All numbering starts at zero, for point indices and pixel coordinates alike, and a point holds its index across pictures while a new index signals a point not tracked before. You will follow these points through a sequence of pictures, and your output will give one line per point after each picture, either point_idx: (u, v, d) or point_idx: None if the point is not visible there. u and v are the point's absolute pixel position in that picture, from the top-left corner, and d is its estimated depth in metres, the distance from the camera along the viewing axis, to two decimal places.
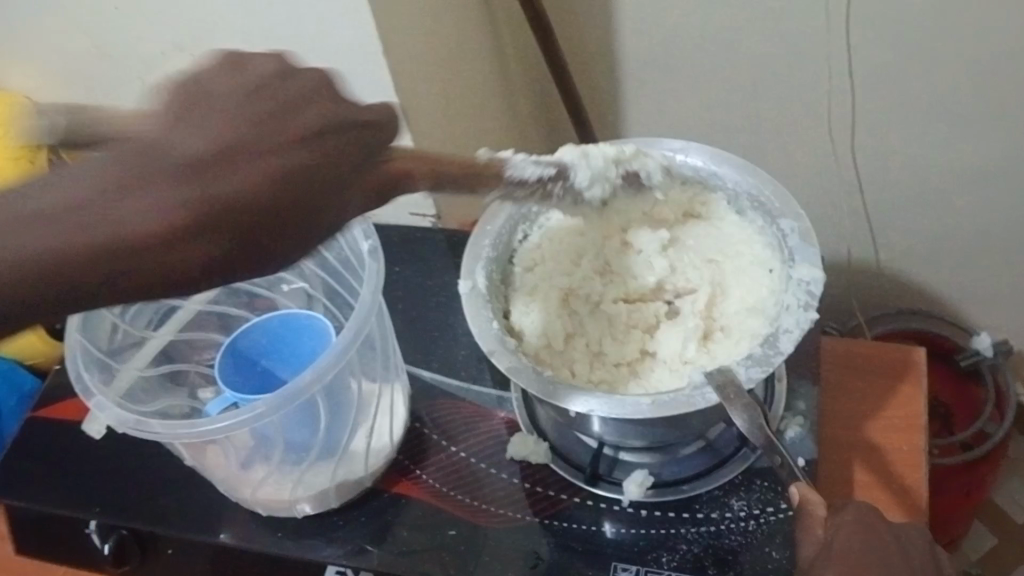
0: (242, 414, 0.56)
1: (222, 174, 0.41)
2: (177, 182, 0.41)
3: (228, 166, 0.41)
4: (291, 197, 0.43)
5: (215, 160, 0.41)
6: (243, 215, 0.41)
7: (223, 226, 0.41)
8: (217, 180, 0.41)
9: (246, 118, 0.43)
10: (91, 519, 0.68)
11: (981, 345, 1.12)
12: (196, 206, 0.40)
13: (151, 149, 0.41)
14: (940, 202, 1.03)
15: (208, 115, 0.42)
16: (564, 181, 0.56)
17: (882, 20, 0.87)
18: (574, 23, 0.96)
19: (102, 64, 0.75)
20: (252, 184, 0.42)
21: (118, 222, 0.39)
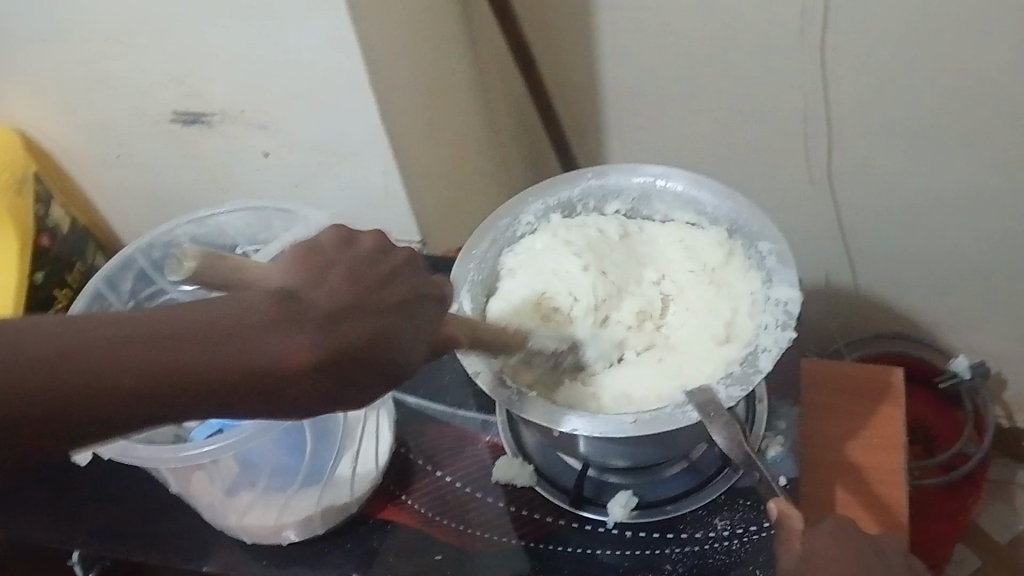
0: (229, 439, 0.56)
1: (283, 330, 0.40)
2: (238, 341, 0.39)
3: (287, 325, 0.40)
4: (341, 361, 0.41)
5: (287, 318, 0.40)
6: (292, 370, 0.40)
7: (273, 374, 0.39)
8: (269, 338, 0.39)
9: (331, 287, 0.42)
10: (77, 548, 0.68)
11: (959, 367, 1.13)
12: (258, 359, 0.39)
13: (240, 302, 0.40)
14: (916, 228, 1.05)
15: (316, 276, 0.43)
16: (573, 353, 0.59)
17: (854, 52, 0.89)
18: (556, 53, 0.98)
19: (93, 95, 0.76)
20: (323, 342, 0.40)
21: (194, 353, 0.39)
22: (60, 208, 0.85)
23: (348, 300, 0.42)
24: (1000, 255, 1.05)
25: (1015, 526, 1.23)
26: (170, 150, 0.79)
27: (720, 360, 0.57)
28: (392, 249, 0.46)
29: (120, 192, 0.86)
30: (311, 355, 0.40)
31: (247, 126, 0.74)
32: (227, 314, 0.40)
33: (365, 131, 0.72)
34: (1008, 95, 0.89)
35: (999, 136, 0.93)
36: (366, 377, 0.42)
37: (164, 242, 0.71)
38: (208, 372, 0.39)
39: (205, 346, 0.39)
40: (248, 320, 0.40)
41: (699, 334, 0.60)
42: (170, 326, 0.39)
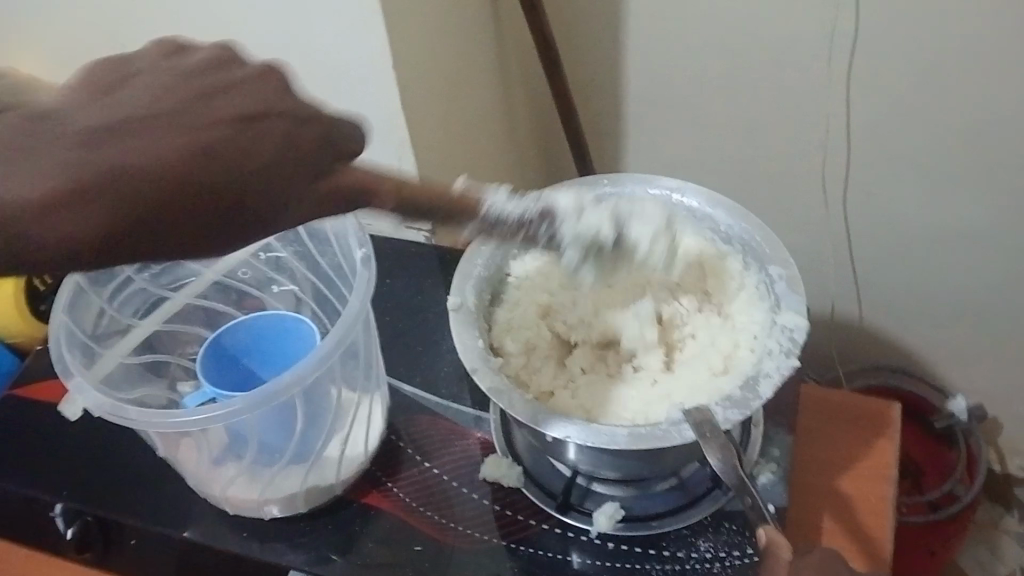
0: (219, 411, 0.55)
1: (140, 150, 0.40)
2: (79, 152, 0.39)
3: (171, 136, 0.41)
4: (211, 183, 0.40)
5: (130, 139, 0.40)
6: (152, 193, 0.39)
7: (132, 196, 0.39)
8: (132, 157, 0.39)
9: (172, 103, 0.42)
10: (58, 502, 0.67)
11: (956, 409, 1.14)
12: (156, 167, 0.39)
13: (79, 126, 0.40)
14: (925, 262, 1.05)
15: (165, 100, 0.42)
16: (550, 222, 0.53)
17: (879, 79, 0.89)
18: (582, 55, 0.98)
19: (110, 53, 0.76)
20: (199, 155, 0.40)
21: (87, 173, 0.38)
22: None
23: (226, 119, 0.42)
24: (1007, 295, 1.05)
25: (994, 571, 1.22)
26: None
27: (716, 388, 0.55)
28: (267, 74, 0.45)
29: None
30: (171, 169, 0.40)
31: None
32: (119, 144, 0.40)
33: (382, 114, 0.72)
34: None
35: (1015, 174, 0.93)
36: (229, 212, 0.41)
37: None
38: (64, 192, 0.38)
39: (59, 155, 0.39)
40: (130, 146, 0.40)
41: (701, 357, 0.59)
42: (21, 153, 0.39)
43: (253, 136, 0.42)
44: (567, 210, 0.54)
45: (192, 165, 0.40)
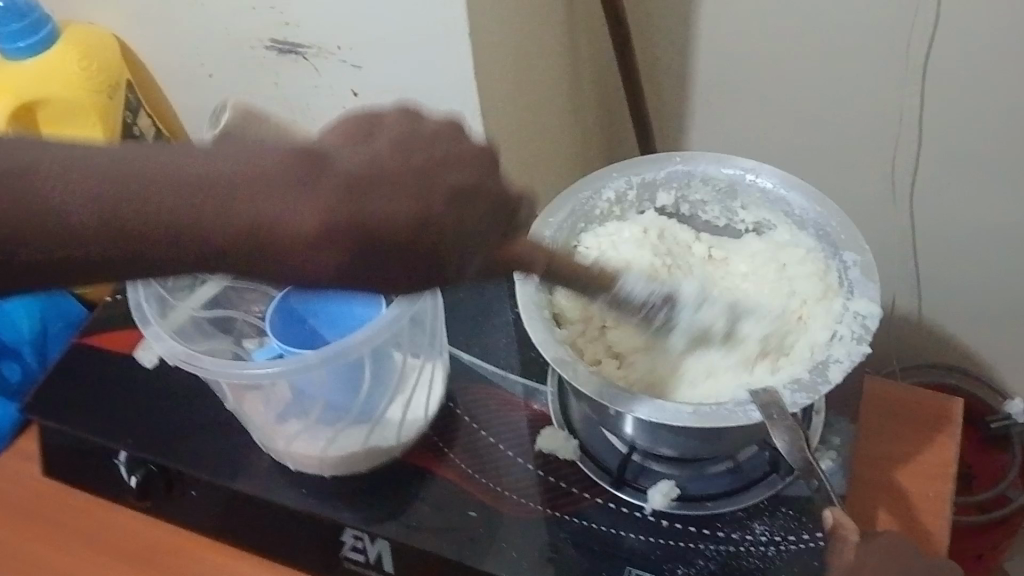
0: (289, 367, 0.57)
1: (358, 202, 0.41)
2: (310, 191, 0.40)
3: (378, 189, 0.41)
4: (409, 228, 0.41)
5: (345, 183, 0.41)
6: (368, 237, 0.41)
7: (359, 243, 0.41)
8: (364, 200, 0.41)
9: (381, 149, 0.43)
10: (122, 450, 0.70)
11: (1013, 410, 1.11)
12: (337, 220, 0.40)
13: (300, 158, 0.41)
14: (993, 257, 1.03)
15: (366, 141, 0.43)
16: (670, 306, 0.57)
17: (959, 60, 0.88)
18: (653, 31, 0.97)
19: (194, 12, 0.77)
20: (411, 203, 0.42)
21: (272, 224, 0.40)
22: (146, 120, 0.87)
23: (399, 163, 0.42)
24: None
25: None
26: (260, 78, 0.80)
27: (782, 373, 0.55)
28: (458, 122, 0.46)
29: (201, 112, 0.88)
30: (380, 216, 0.41)
31: (339, 63, 0.75)
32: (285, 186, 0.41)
33: (454, 84, 0.72)
34: None
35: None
36: (423, 254, 0.43)
37: None
38: (307, 226, 0.40)
39: (307, 194, 0.40)
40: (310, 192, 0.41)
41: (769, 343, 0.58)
42: (261, 178, 0.40)
43: (449, 187, 0.43)
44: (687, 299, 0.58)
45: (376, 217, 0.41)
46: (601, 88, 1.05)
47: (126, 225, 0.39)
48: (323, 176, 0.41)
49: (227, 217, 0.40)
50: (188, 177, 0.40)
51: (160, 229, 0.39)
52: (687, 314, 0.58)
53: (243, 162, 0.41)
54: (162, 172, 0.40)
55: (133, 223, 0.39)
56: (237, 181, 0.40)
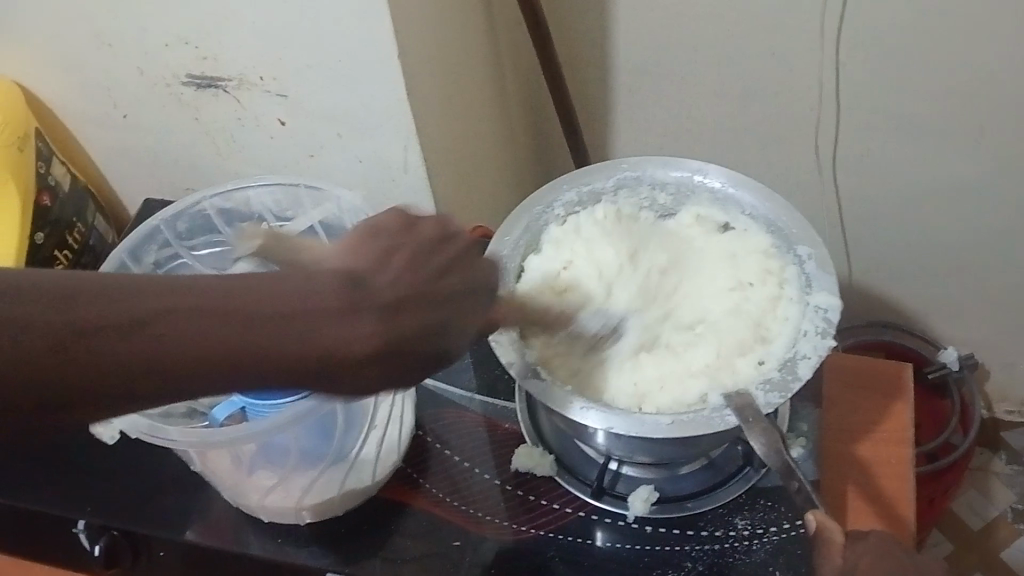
0: (253, 429, 0.55)
1: (353, 322, 0.40)
2: (348, 317, 0.40)
3: (354, 310, 0.40)
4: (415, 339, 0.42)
5: (371, 308, 0.41)
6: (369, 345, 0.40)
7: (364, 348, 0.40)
8: (361, 320, 0.40)
9: (391, 269, 0.43)
10: (82, 519, 0.66)
11: (948, 359, 1.20)
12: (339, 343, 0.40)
13: (314, 289, 0.40)
14: (917, 218, 1.10)
15: (365, 256, 0.43)
16: (616, 336, 0.61)
17: (869, 38, 0.91)
18: (573, 29, 0.99)
19: (101, 55, 0.74)
20: (393, 326, 0.41)
21: (260, 334, 0.38)
22: (61, 167, 0.82)
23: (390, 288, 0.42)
24: (996, 247, 1.11)
25: (988, 513, 1.30)
26: (181, 114, 0.77)
27: (747, 367, 0.57)
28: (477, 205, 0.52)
29: (122, 154, 0.85)
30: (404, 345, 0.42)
31: (264, 94, 0.73)
32: (288, 296, 0.39)
33: (385, 105, 0.70)
34: (1012, 86, 0.93)
35: (1004, 126, 0.97)
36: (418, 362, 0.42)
37: (191, 213, 0.70)
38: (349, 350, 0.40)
39: (278, 330, 0.38)
40: (314, 297, 0.40)
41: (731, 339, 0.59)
42: (279, 298, 0.39)
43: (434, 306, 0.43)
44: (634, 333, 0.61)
45: (362, 336, 0.40)
46: (525, 90, 1.05)
47: (150, 355, 0.36)
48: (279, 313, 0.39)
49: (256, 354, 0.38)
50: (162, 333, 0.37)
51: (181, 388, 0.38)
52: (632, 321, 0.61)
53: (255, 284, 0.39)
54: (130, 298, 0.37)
55: (131, 347, 0.36)
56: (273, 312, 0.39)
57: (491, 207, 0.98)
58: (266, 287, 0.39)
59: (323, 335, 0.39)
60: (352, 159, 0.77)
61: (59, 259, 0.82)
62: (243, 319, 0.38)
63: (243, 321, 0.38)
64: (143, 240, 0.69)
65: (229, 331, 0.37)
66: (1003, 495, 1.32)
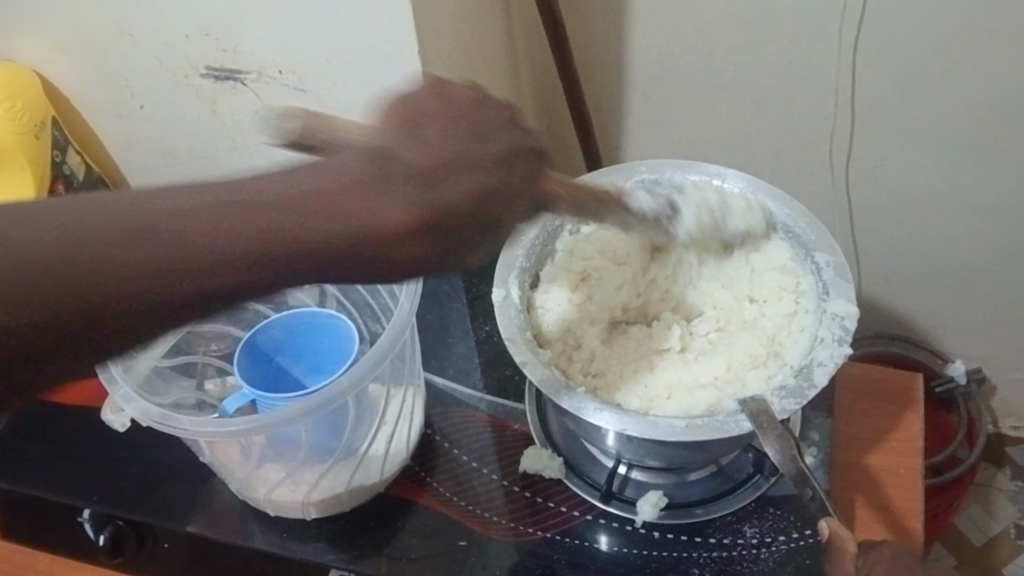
0: (264, 419, 0.55)
1: (396, 193, 0.45)
2: (396, 192, 0.45)
3: (389, 181, 0.45)
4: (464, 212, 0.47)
5: (418, 180, 0.46)
6: (417, 221, 0.45)
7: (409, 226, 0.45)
8: (388, 197, 0.45)
9: (435, 137, 0.48)
10: (88, 507, 0.66)
11: (955, 372, 1.19)
12: (374, 216, 0.44)
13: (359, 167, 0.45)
14: (929, 231, 1.09)
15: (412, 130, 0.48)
16: (674, 213, 0.60)
17: (887, 49, 0.91)
18: (590, 33, 0.99)
19: (120, 44, 0.74)
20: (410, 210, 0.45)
21: (300, 222, 0.42)
22: (76, 155, 0.83)
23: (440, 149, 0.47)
24: (1008, 263, 1.10)
25: (991, 530, 1.29)
26: (198, 105, 0.77)
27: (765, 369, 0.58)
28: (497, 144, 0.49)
29: (135, 146, 0.85)
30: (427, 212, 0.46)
31: (282, 88, 0.72)
32: (330, 172, 0.45)
33: None
34: None
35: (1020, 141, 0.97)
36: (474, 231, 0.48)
37: None
38: (356, 224, 0.43)
39: (319, 212, 0.43)
40: (348, 177, 0.45)
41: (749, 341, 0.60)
42: (312, 183, 0.44)
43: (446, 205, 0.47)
44: (689, 211, 0.60)
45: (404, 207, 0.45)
46: (540, 92, 1.05)
47: (187, 258, 0.40)
48: (310, 205, 0.43)
49: (251, 235, 0.41)
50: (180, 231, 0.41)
51: (177, 271, 0.40)
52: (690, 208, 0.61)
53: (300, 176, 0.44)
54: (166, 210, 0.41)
55: (168, 248, 0.40)
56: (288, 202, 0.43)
57: None
58: (306, 179, 0.44)
59: (362, 215, 0.44)
60: None
61: None
62: (276, 217, 0.42)
63: (280, 223, 0.42)
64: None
65: (260, 222, 0.41)
66: (1007, 512, 1.31)
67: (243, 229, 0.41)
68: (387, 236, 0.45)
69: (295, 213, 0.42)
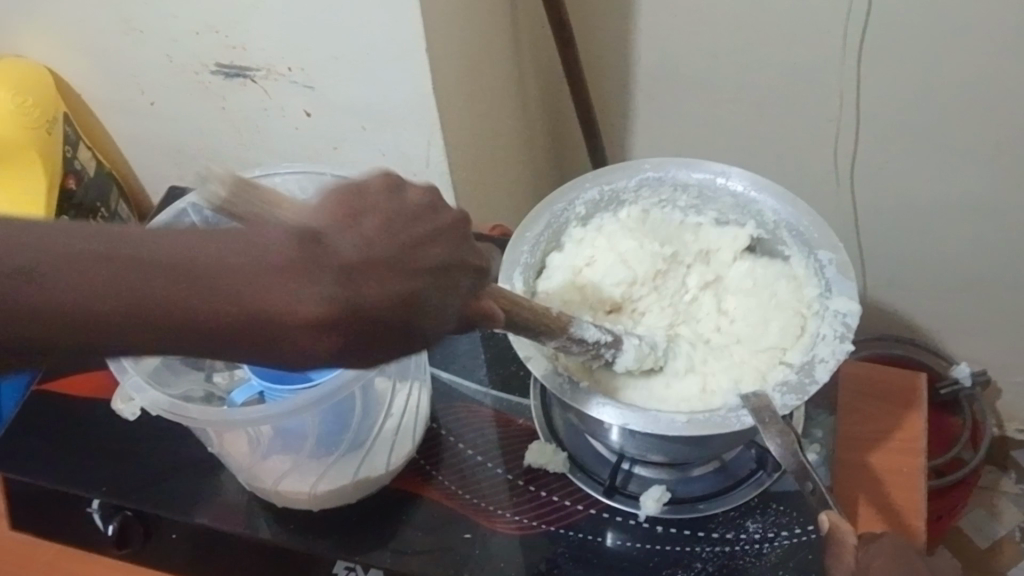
0: (270, 410, 0.56)
1: (302, 283, 0.37)
2: (311, 281, 0.38)
3: (308, 272, 0.38)
4: (381, 320, 0.39)
5: (338, 272, 0.38)
6: (326, 317, 0.38)
7: (318, 323, 0.38)
8: (297, 286, 0.37)
9: (367, 231, 0.40)
10: (96, 498, 0.67)
11: (960, 374, 1.19)
12: (282, 308, 0.37)
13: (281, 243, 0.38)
14: (933, 233, 1.09)
15: (348, 220, 0.40)
16: (616, 348, 0.58)
17: (892, 50, 0.91)
18: (596, 34, 0.99)
19: (131, 41, 0.75)
20: (322, 302, 0.38)
21: (179, 294, 0.36)
22: (86, 152, 0.83)
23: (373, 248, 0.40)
24: (1012, 265, 1.10)
25: (995, 533, 1.29)
26: (207, 102, 0.78)
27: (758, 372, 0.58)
28: (439, 204, 0.44)
29: (145, 142, 0.86)
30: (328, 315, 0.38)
31: (290, 84, 0.73)
32: (238, 246, 0.38)
33: (410, 100, 0.71)
34: None
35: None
36: (393, 337, 0.40)
37: None
38: (262, 316, 0.37)
39: (224, 288, 0.37)
40: (264, 251, 0.38)
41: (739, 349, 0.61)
42: (219, 258, 0.37)
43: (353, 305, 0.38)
44: (632, 352, 0.59)
45: (318, 300, 0.38)
46: (546, 91, 1.06)
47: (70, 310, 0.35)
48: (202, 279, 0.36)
49: (139, 305, 0.36)
50: (110, 253, 0.36)
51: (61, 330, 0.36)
52: (631, 342, 0.59)
53: (203, 239, 0.38)
54: (57, 251, 0.36)
55: (50, 300, 0.35)
56: (186, 263, 0.37)
57: (508, 208, 0.99)
58: (208, 249, 0.37)
59: (262, 296, 0.37)
60: (375, 153, 0.77)
61: None
62: (178, 277, 0.36)
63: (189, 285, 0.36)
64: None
65: (151, 290, 0.36)
66: (1011, 515, 1.31)
67: (118, 299, 0.36)
68: (287, 327, 0.37)
69: (192, 280, 0.36)
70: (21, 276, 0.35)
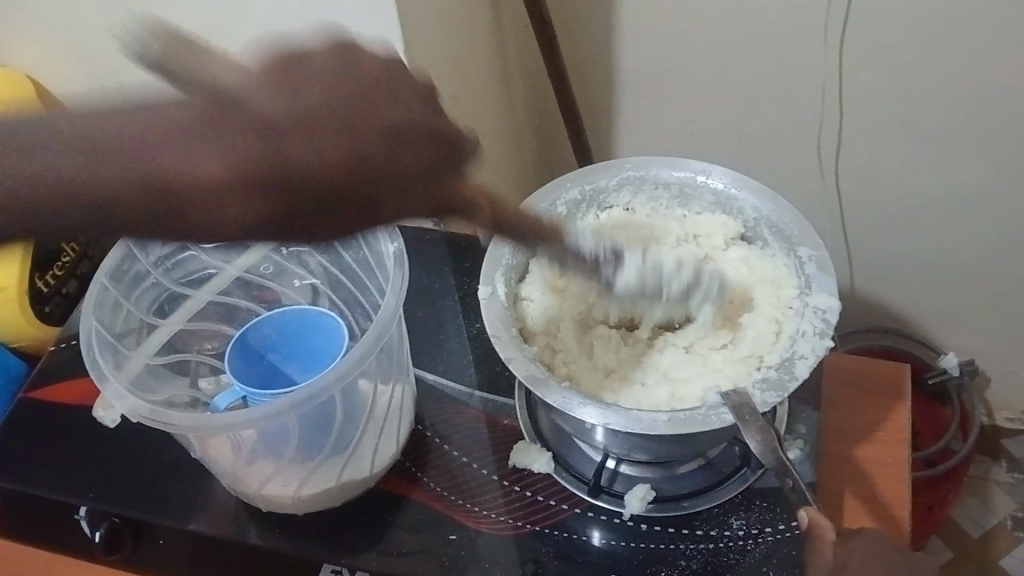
0: (253, 414, 0.55)
1: (348, 138, 0.41)
2: (356, 137, 0.41)
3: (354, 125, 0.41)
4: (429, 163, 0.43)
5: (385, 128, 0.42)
6: (378, 167, 0.42)
7: (372, 172, 0.42)
8: (332, 142, 0.40)
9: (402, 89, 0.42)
10: (83, 505, 0.67)
11: (949, 364, 1.19)
12: (325, 163, 0.40)
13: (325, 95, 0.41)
14: (919, 224, 1.10)
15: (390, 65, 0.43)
16: (616, 264, 0.61)
17: (873, 44, 0.92)
18: (580, 32, 0.99)
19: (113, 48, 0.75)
20: (373, 156, 0.41)
21: (229, 163, 0.39)
22: None
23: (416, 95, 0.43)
24: (998, 256, 1.11)
25: (987, 522, 1.30)
26: None
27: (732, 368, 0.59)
28: None
29: None
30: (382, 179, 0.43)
31: None
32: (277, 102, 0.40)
33: None
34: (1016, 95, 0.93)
35: (1008, 134, 0.97)
36: (443, 172, 0.44)
37: None
38: (318, 170, 0.40)
39: (268, 147, 0.39)
40: (309, 108, 0.40)
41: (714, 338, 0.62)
42: (269, 112, 0.39)
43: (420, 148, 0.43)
44: (631, 270, 0.61)
45: (365, 148, 0.41)
46: (531, 89, 1.06)
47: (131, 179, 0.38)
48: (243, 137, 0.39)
49: (201, 167, 0.38)
50: (142, 153, 0.38)
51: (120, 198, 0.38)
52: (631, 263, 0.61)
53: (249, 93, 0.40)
54: (116, 121, 0.38)
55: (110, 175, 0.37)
56: (229, 128, 0.39)
57: None
58: (245, 111, 0.39)
59: (309, 153, 0.40)
60: None
61: (67, 250, 0.83)
62: (220, 143, 0.39)
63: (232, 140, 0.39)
64: (123, 260, 0.67)
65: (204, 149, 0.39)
66: (1003, 504, 1.32)
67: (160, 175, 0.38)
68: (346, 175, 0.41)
69: (228, 157, 0.39)
70: (91, 146, 0.38)
